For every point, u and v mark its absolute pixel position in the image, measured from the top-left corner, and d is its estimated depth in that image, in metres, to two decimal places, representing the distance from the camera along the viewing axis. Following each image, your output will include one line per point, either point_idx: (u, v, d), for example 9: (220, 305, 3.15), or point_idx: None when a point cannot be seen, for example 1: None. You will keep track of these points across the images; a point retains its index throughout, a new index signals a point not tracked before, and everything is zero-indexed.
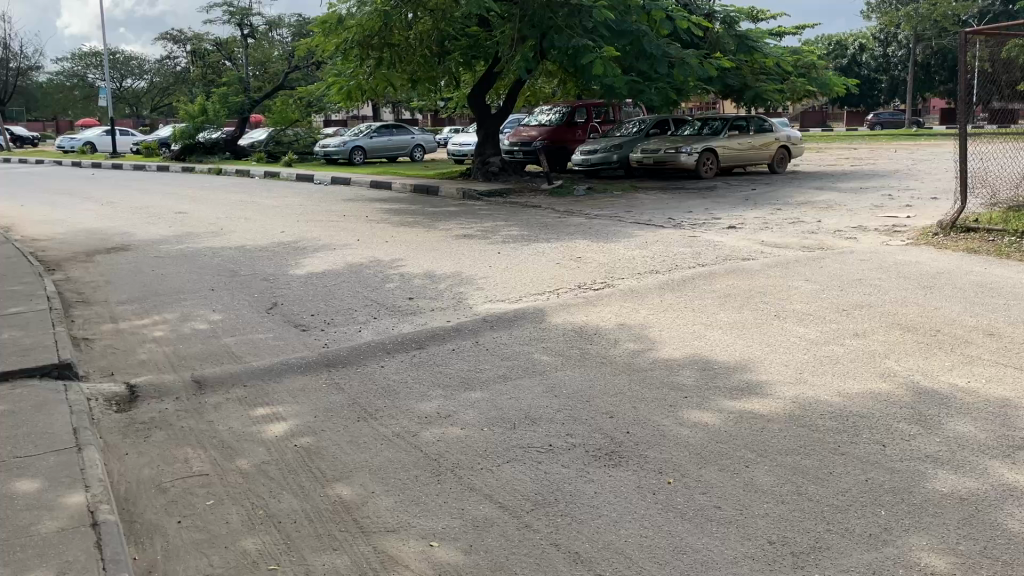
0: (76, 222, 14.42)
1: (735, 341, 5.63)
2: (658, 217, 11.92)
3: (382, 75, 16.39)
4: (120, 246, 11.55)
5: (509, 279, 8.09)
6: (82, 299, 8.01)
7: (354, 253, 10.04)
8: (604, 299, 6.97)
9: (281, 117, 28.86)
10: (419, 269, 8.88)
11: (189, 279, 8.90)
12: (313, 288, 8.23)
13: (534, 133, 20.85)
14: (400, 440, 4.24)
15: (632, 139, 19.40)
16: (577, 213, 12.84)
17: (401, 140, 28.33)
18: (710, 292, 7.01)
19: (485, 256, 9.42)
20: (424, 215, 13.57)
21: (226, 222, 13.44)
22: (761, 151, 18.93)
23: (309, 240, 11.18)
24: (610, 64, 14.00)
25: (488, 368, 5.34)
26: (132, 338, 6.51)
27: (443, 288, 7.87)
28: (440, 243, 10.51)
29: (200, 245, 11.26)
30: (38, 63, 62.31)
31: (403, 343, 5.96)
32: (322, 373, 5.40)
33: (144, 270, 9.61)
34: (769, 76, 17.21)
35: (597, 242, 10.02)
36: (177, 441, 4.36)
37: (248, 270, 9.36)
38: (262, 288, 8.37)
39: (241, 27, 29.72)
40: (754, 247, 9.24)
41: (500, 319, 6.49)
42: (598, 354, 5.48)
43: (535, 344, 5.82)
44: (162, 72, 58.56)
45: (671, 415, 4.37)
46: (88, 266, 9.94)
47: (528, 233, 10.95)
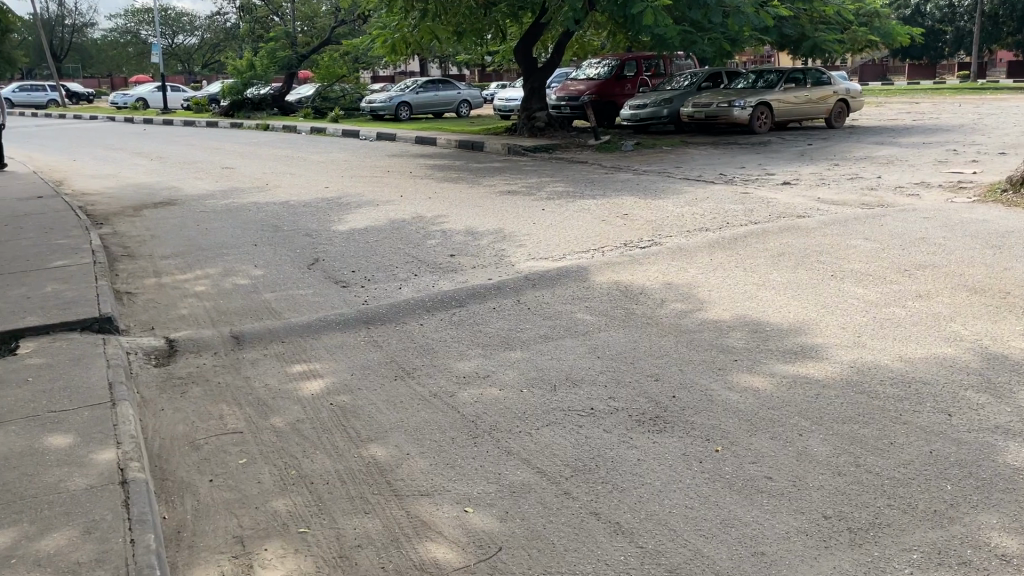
0: (126, 177, 14.57)
1: (789, 303, 5.37)
2: (708, 173, 11.55)
3: (427, 28, 16.10)
4: (167, 200, 11.62)
5: (553, 236, 7.88)
6: (127, 253, 8.04)
7: (397, 209, 9.93)
8: (651, 257, 6.73)
9: (327, 72, 28.82)
10: (461, 225, 8.73)
11: (233, 235, 8.88)
12: (355, 244, 8.14)
13: (581, 87, 20.39)
14: (437, 401, 4.12)
15: (683, 93, 18.86)
16: (624, 169, 12.52)
17: (448, 95, 28.02)
18: (763, 251, 6.72)
19: (529, 212, 9.21)
20: (468, 171, 13.37)
21: (271, 178, 13.43)
22: (818, 105, 18.22)
23: (352, 196, 11.08)
24: (661, 13, 13.51)
25: (529, 328, 5.18)
26: (173, 293, 6.49)
27: (486, 244, 7.71)
28: (484, 199, 10.33)
29: (244, 200, 11.26)
30: (93, 20, 63.12)
31: (443, 300, 5.83)
32: (360, 330, 5.30)
33: (189, 224, 9.63)
34: (829, 26, 16.47)
35: (644, 198, 9.74)
36: (213, 397, 4.31)
37: (292, 225, 9.32)
38: (304, 243, 8.31)
39: None
40: (809, 204, 8.86)
41: (543, 277, 6.31)
42: (644, 314, 5.27)
43: (579, 304, 5.63)
44: (212, 28, 58.82)
45: (719, 379, 4.17)
46: (135, 221, 10.01)
47: (574, 189, 10.70)
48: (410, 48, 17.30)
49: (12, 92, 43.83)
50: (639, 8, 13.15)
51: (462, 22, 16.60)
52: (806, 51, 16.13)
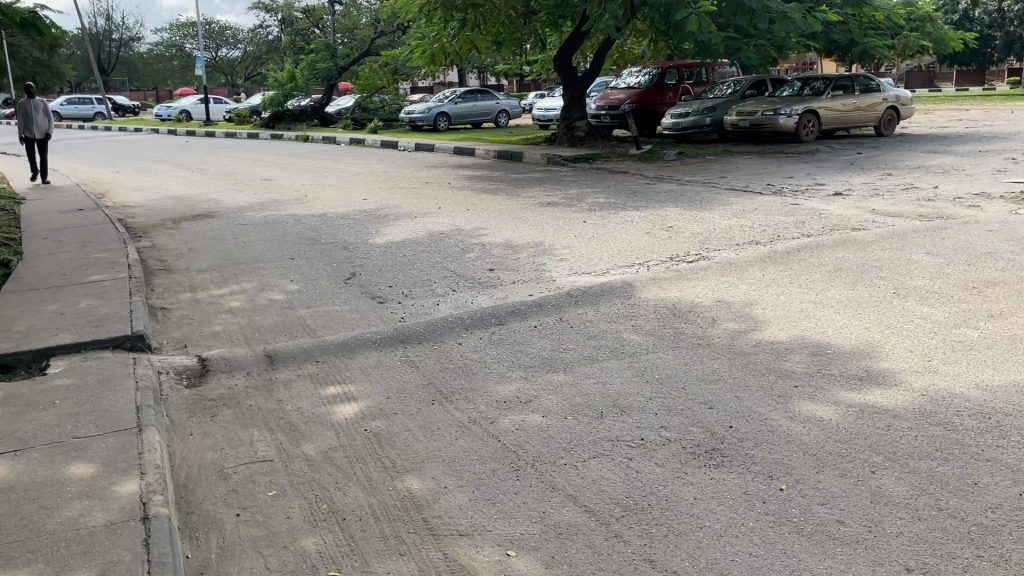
0: (167, 189, 14.64)
1: (850, 323, 5.05)
2: (755, 184, 11.21)
3: (467, 37, 15.99)
4: (207, 212, 11.60)
5: (596, 250, 7.63)
6: (164, 267, 7.97)
7: (436, 221, 9.76)
8: (700, 273, 6.45)
9: (367, 83, 28.93)
10: (501, 238, 8.52)
11: (271, 248, 8.78)
12: (392, 258, 7.97)
13: (621, 95, 20.13)
14: (476, 428, 3.89)
15: (727, 101, 18.51)
16: (667, 179, 12.22)
17: (486, 105, 27.93)
18: (818, 266, 6.40)
19: (570, 224, 8.98)
20: (508, 181, 13.18)
21: (309, 190, 13.38)
22: (867, 112, 17.72)
23: (390, 208, 10.94)
24: (705, 20, 13.21)
25: (572, 348, 4.93)
26: (208, 309, 6.37)
27: (526, 258, 7.48)
28: (524, 211, 10.12)
29: (283, 212, 11.19)
30: (140, 35, 64.50)
31: (482, 318, 5.61)
32: (398, 350, 5.10)
33: (227, 237, 9.56)
34: (878, 32, 15.99)
35: (689, 210, 9.44)
36: (244, 422, 4.13)
37: (329, 238, 9.20)
38: (341, 257, 8.17)
39: None
40: (864, 216, 8.49)
41: (585, 293, 6.06)
42: (694, 335, 5.00)
43: (625, 322, 5.37)
44: (255, 41, 59.69)
45: (779, 408, 3.89)
46: (173, 233, 9.98)
47: (615, 200, 10.44)
48: (449, 58, 17.19)
49: (61, 105, 44.84)
50: (683, 15, 12.85)
51: (501, 31, 16.46)
52: (855, 58, 15.61)
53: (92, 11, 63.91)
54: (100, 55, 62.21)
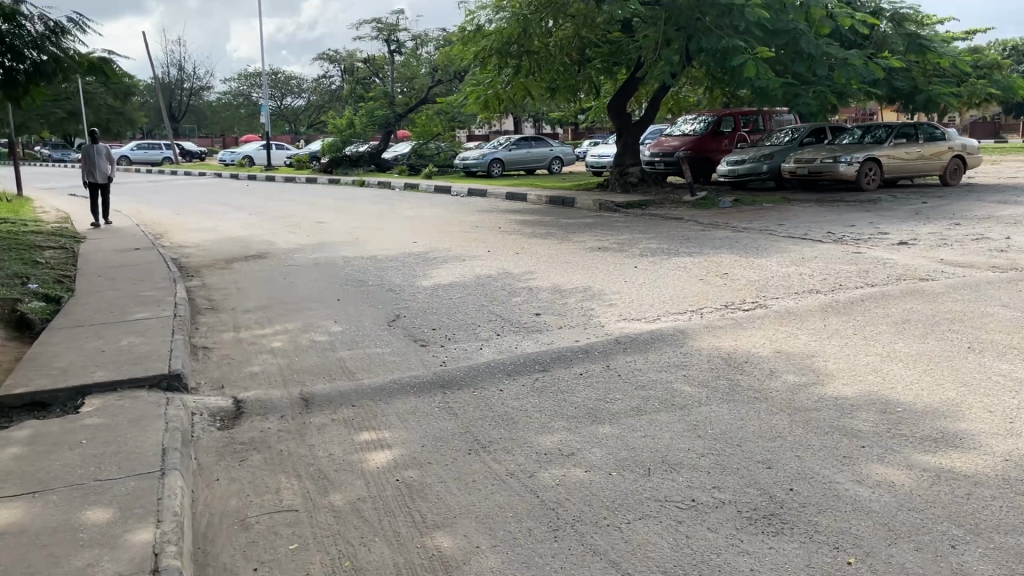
0: (223, 230, 14.86)
1: (921, 379, 4.69)
2: (814, 232, 10.84)
3: (521, 83, 16.06)
4: (259, 253, 11.68)
5: (646, 295, 7.38)
6: (211, 306, 7.96)
7: (484, 265, 9.61)
8: (757, 320, 6.15)
9: (423, 130, 29.33)
10: (549, 282, 8.32)
11: (317, 289, 8.73)
12: (438, 300, 7.82)
13: (676, 142, 19.95)
14: (514, 482, 3.65)
15: (785, 148, 18.19)
16: (722, 226, 11.92)
17: (540, 152, 28.03)
18: (884, 317, 6.04)
19: (621, 269, 8.74)
20: (559, 226, 13.03)
21: (361, 232, 13.41)
22: (932, 161, 17.20)
23: (439, 251, 10.86)
24: (763, 65, 13.00)
25: (620, 399, 4.66)
26: (248, 348, 6.27)
27: (574, 303, 7.26)
28: (574, 255, 9.92)
29: (333, 254, 11.20)
30: (210, 84, 66.92)
31: (526, 364, 5.38)
32: (437, 395, 4.90)
33: (275, 278, 9.56)
34: (944, 79, 15.55)
35: (745, 257, 9.13)
36: (272, 468, 3.95)
37: (376, 280, 9.12)
38: (387, 299, 8.06)
39: (389, 43, 30.31)
40: (933, 266, 8.09)
41: (635, 340, 5.80)
42: (750, 387, 4.69)
43: (676, 372, 5.09)
44: (318, 90, 61.43)
45: (845, 471, 3.56)
46: (224, 273, 10.03)
47: (668, 246, 10.18)
48: (503, 104, 17.28)
49: (131, 150, 46.53)
50: (740, 61, 12.67)
51: (556, 78, 16.52)
52: (920, 105, 15.14)
53: (165, 61, 66.65)
54: (171, 102, 64.69)
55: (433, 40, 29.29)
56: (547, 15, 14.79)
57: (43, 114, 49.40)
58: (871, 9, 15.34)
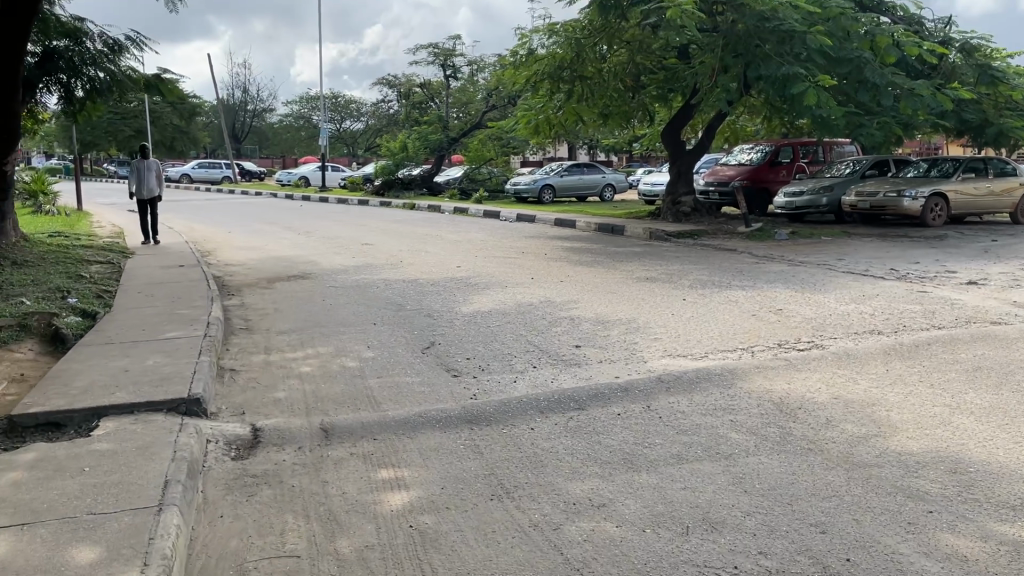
0: (270, 249, 14.90)
1: (996, 435, 4.23)
2: (875, 268, 10.31)
3: (573, 108, 15.86)
4: (302, 273, 11.59)
5: (694, 330, 7.00)
6: (246, 326, 7.82)
7: (527, 292, 9.33)
8: (812, 362, 5.73)
9: (476, 155, 29.31)
10: (593, 313, 7.99)
11: (354, 312, 8.54)
12: (476, 328, 7.55)
13: (731, 172, 19.48)
14: (538, 534, 3.33)
15: (845, 181, 17.60)
16: (778, 259, 11.44)
17: (592, 179, 27.76)
18: (953, 363, 5.57)
19: (668, 302, 8.38)
20: (607, 254, 12.69)
21: (405, 255, 13.27)
22: (1002, 197, 16.45)
23: (482, 277, 10.62)
24: (825, 94, 12.54)
25: (659, 444, 4.30)
26: (276, 372, 6.07)
27: (616, 336, 6.92)
28: (620, 285, 9.58)
29: (375, 276, 11.05)
30: (273, 106, 68.46)
31: (560, 401, 5.05)
32: (463, 432, 4.60)
33: (315, 299, 9.42)
34: (1017, 111, 14.82)
35: (802, 293, 8.68)
36: (281, 505, 3.70)
37: (415, 304, 8.91)
38: (424, 325, 7.81)
39: (445, 68, 30.50)
40: (1006, 308, 7.54)
41: (679, 379, 5.43)
42: (803, 437, 4.29)
43: (722, 416, 4.70)
44: (376, 114, 62.31)
45: (911, 540, 3.16)
46: (264, 293, 9.94)
47: (719, 279, 9.77)
48: (555, 129, 17.10)
49: (193, 168, 47.68)
50: (800, 89, 12.23)
51: (609, 104, 16.29)
52: (990, 137, 14.62)
53: (231, 84, 68.51)
54: (235, 124, 66.32)
55: (488, 66, 29.38)
56: (601, 38, 14.79)
57: (112, 132, 51.16)
58: (940, 38, 14.76)
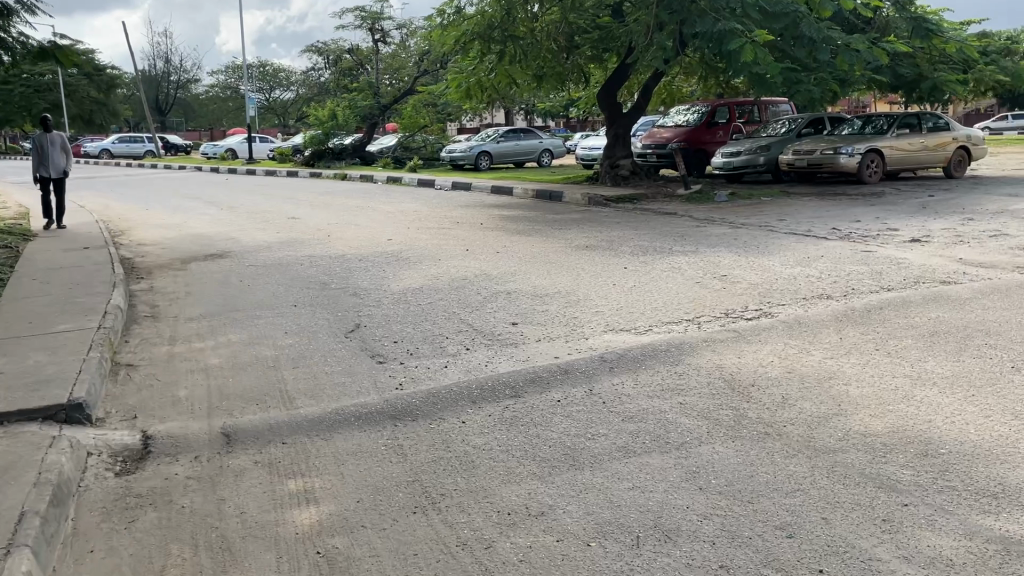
0: (189, 227, 14.02)
1: (964, 409, 3.90)
2: (817, 228, 10.06)
3: (505, 71, 15.27)
4: (221, 252, 10.85)
5: (636, 301, 6.59)
6: (152, 314, 7.14)
7: (461, 265, 8.81)
8: (762, 332, 5.37)
9: (409, 122, 28.37)
10: (531, 285, 7.53)
11: (274, 293, 7.91)
12: (405, 307, 7.02)
13: (668, 134, 19.17)
14: (468, 558, 2.86)
15: (782, 140, 17.47)
16: (719, 221, 11.13)
17: (529, 144, 27.21)
18: (910, 327, 5.27)
19: (609, 271, 7.96)
20: (545, 222, 12.22)
21: (333, 229, 12.59)
22: (936, 152, 16.47)
23: (413, 250, 10.05)
24: (762, 50, 12.21)
25: (604, 435, 3.86)
26: (180, 366, 5.47)
27: (555, 310, 6.47)
28: (559, 255, 9.13)
29: (300, 252, 10.39)
30: (197, 77, 65.74)
31: (495, 389, 4.58)
32: (384, 430, 4.09)
33: (232, 280, 8.74)
34: (950, 64, 14.70)
35: (746, 256, 8.36)
36: (166, 533, 3.16)
37: (341, 282, 8.32)
38: (350, 305, 7.25)
39: (373, 31, 29.36)
40: (953, 266, 7.33)
41: (624, 357, 5.01)
42: (759, 420, 3.91)
43: (670, 399, 4.29)
44: (306, 83, 60.35)
45: (889, 543, 2.78)
46: (176, 275, 9.21)
47: (661, 244, 9.40)
48: (487, 92, 16.49)
49: (112, 142, 45.48)
50: (738, 45, 11.86)
51: (542, 65, 15.75)
52: (925, 91, 14.45)
53: (151, 53, 65.45)
54: (157, 95, 63.52)
55: (418, 29, 28.38)
56: None
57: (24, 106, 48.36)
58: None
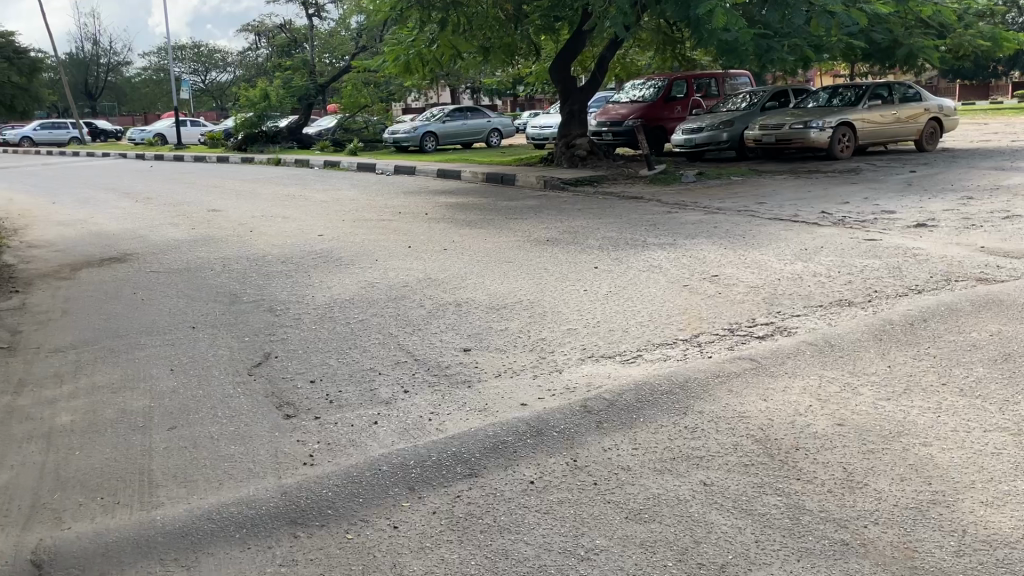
0: (93, 223, 12.36)
1: None
2: (803, 211, 8.93)
3: (448, 41, 13.90)
4: (121, 255, 9.30)
5: (615, 315, 5.37)
6: (8, 345, 5.66)
7: (400, 267, 7.48)
8: (784, 358, 4.16)
9: (349, 102, 26.73)
10: (485, 294, 6.24)
11: (169, 310, 6.47)
12: (331, 328, 5.67)
13: (624, 110, 18.00)
14: None
15: (746, 114, 16.41)
16: (691, 206, 9.96)
17: (477, 123, 25.84)
18: (972, 349, 4.13)
19: (577, 271, 6.73)
20: (497, 211, 10.92)
21: (256, 222, 11.13)
22: (908, 124, 15.56)
23: (346, 248, 8.67)
24: (734, 13, 11.06)
25: (606, 552, 2.60)
26: (14, 430, 4.05)
27: (516, 330, 5.21)
28: (515, 252, 7.85)
29: (213, 254, 8.91)
30: (128, 59, 62.46)
31: (444, 464, 3.28)
32: (277, 548, 2.77)
33: (124, 292, 7.27)
34: (926, 28, 13.72)
35: (732, 249, 7.20)
36: None
37: (256, 293, 6.91)
38: (262, 326, 5.87)
39: (307, 6, 27.55)
40: (980, 257, 6.25)
41: (616, 405, 3.74)
42: (828, 520, 2.69)
43: (688, 477, 3.05)
44: (242, 64, 57.70)
45: None
46: (58, 287, 7.69)
47: (632, 235, 8.20)
48: (429, 66, 15.07)
49: (34, 129, 42.56)
50: (707, 8, 10.65)
51: (489, 36, 14.41)
52: (900, 59, 13.66)
53: (78, 35, 61.94)
54: (86, 80, 60.08)
55: None
56: None
57: None
58: None
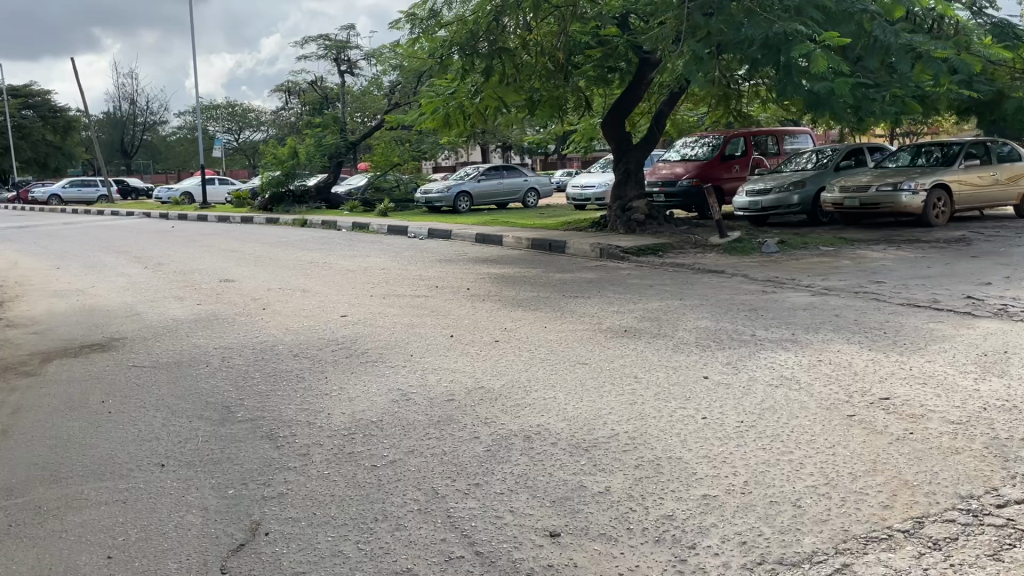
0: (90, 294, 10.89)
1: None
2: (941, 295, 7.20)
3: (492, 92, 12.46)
4: (106, 341, 7.72)
5: (765, 469, 3.63)
6: None
7: (440, 370, 5.82)
8: None
9: (380, 161, 25.55)
10: (561, 421, 4.55)
11: (139, 433, 4.82)
12: (348, 478, 3.97)
13: (679, 170, 16.44)
14: None
15: (818, 175, 14.71)
16: (790, 284, 8.25)
17: (513, 183, 24.48)
18: None
19: (680, 385, 5.02)
20: (553, 286, 9.27)
21: (271, 297, 9.60)
22: (1007, 187, 13.85)
23: (372, 337, 7.05)
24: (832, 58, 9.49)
25: None
26: None
27: (620, 497, 3.48)
28: (587, 348, 6.17)
29: (215, 342, 7.32)
30: (165, 119, 62.62)
31: None
32: None
33: (93, 400, 5.66)
34: None
35: (881, 351, 5.48)
36: None
37: (256, 406, 5.26)
38: (253, 468, 4.18)
39: (338, 63, 26.77)
40: None
41: None
42: None
43: None
44: (274, 123, 57.63)
45: None
46: (13, 390, 6.09)
47: (733, 327, 6.49)
48: (470, 119, 13.62)
49: (64, 188, 42.06)
50: (802, 51, 9.09)
51: (539, 87, 12.95)
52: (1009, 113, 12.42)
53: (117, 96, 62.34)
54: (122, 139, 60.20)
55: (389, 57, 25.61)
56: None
57: None
58: None
